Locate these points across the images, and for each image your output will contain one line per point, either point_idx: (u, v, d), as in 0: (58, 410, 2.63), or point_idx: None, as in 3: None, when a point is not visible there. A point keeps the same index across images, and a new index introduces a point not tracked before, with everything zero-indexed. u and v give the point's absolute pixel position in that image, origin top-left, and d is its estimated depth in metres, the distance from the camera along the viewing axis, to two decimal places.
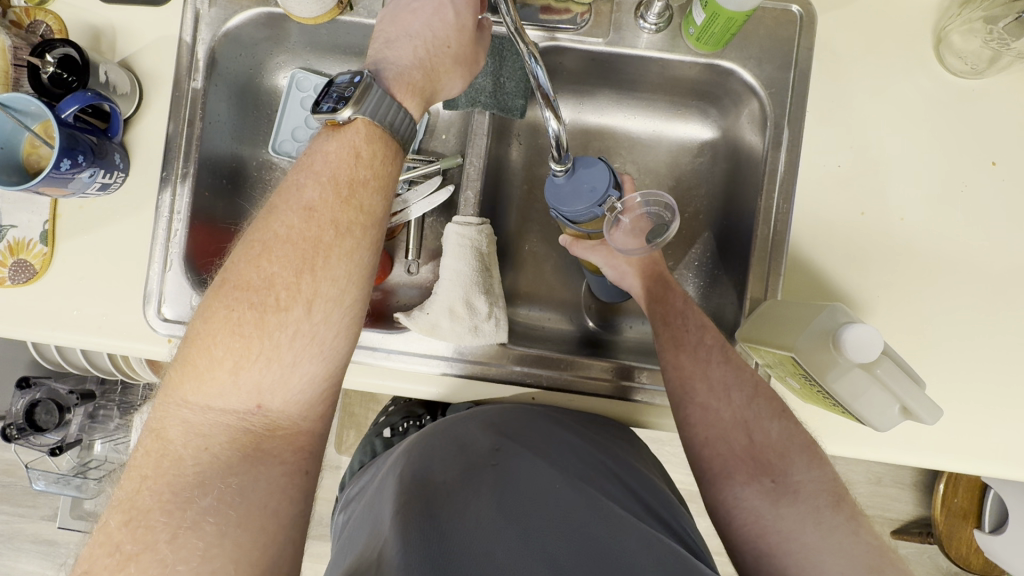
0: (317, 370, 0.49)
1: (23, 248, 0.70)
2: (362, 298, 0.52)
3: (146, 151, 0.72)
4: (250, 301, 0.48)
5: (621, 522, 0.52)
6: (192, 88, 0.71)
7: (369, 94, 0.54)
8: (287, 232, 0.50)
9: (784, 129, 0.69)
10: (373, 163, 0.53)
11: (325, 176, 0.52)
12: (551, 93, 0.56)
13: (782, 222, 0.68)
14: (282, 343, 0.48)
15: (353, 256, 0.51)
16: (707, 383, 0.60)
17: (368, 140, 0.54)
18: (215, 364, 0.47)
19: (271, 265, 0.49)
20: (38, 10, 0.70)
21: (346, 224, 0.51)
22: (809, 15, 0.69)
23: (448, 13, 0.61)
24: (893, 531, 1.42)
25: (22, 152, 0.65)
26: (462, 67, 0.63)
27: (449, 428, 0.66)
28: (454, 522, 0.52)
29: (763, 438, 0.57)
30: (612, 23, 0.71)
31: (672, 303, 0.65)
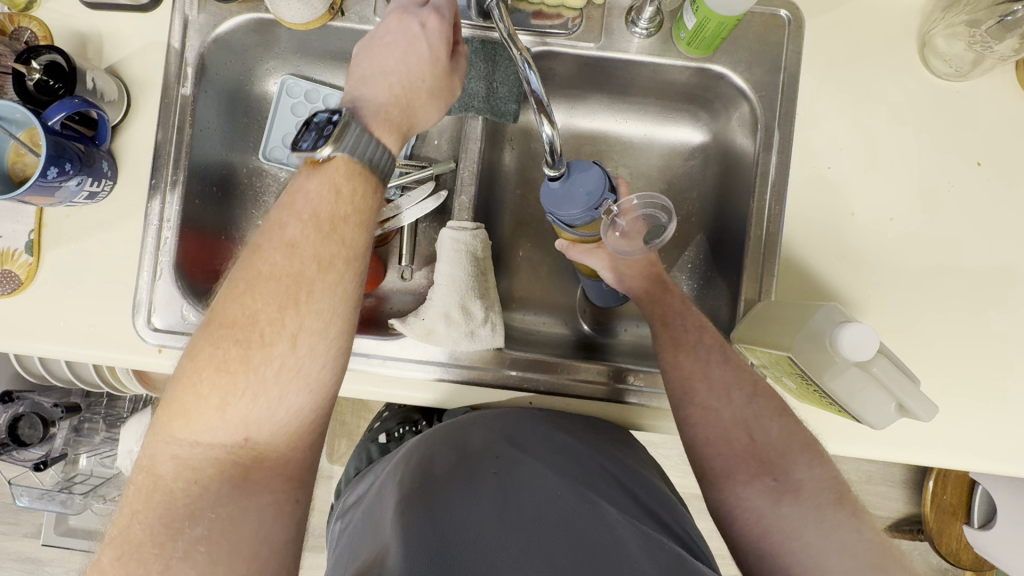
0: (303, 403, 0.49)
1: (8, 258, 0.69)
2: (348, 330, 0.51)
3: (134, 159, 0.71)
4: (236, 342, 0.48)
5: (627, 530, 0.52)
6: (181, 95, 0.70)
7: (347, 131, 0.54)
8: (270, 268, 0.49)
9: (774, 132, 0.70)
10: (354, 197, 0.53)
11: (307, 212, 0.51)
12: (544, 99, 0.55)
13: (774, 224, 0.69)
14: (266, 381, 0.47)
15: (338, 292, 0.50)
16: (706, 384, 0.60)
17: (348, 175, 0.53)
18: (200, 403, 0.47)
19: (255, 302, 0.49)
20: (22, 17, 0.69)
21: (329, 262, 0.50)
22: (797, 20, 0.70)
23: (421, 47, 0.59)
24: (886, 529, 1.43)
25: (8, 160, 0.63)
26: (438, 100, 0.61)
27: (450, 432, 0.65)
28: (457, 527, 0.51)
29: (763, 437, 0.58)
30: (603, 28, 0.71)
31: (670, 305, 0.65)
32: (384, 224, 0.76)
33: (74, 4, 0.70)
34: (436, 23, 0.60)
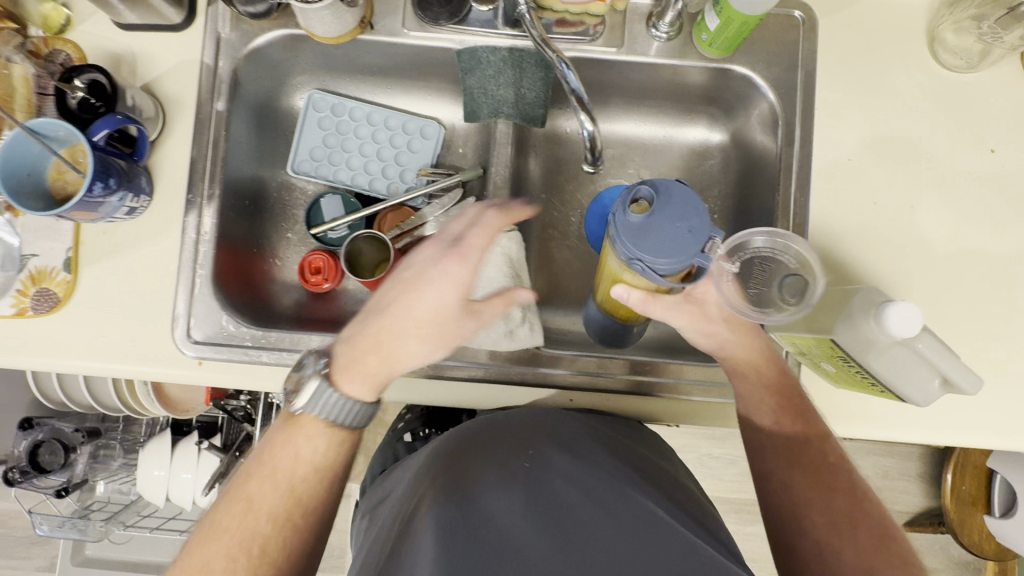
0: (277, 563, 0.52)
1: (45, 276, 0.69)
2: (327, 490, 0.56)
3: (169, 175, 0.71)
4: (239, 514, 0.53)
5: (660, 533, 0.51)
6: (216, 111, 0.72)
7: (323, 395, 0.55)
8: (230, 523, 0.52)
9: (795, 127, 0.72)
10: (316, 445, 0.56)
11: (269, 472, 0.54)
12: (584, 96, 0.58)
13: (800, 216, 0.71)
14: (267, 555, 0.52)
15: (326, 505, 0.56)
16: (804, 471, 0.59)
17: (309, 440, 0.55)
18: (200, 568, 0.51)
19: (214, 547, 0.51)
20: (56, 40, 0.70)
21: (325, 480, 0.56)
22: (811, 20, 0.73)
23: (434, 298, 0.55)
24: (904, 524, 1.44)
25: (48, 178, 0.64)
26: (432, 346, 0.56)
27: (479, 429, 0.65)
28: (487, 526, 0.51)
29: None
30: (625, 33, 0.74)
31: (801, 434, 0.61)
32: (414, 232, 0.79)
33: (107, 26, 0.72)
34: (478, 234, 0.56)
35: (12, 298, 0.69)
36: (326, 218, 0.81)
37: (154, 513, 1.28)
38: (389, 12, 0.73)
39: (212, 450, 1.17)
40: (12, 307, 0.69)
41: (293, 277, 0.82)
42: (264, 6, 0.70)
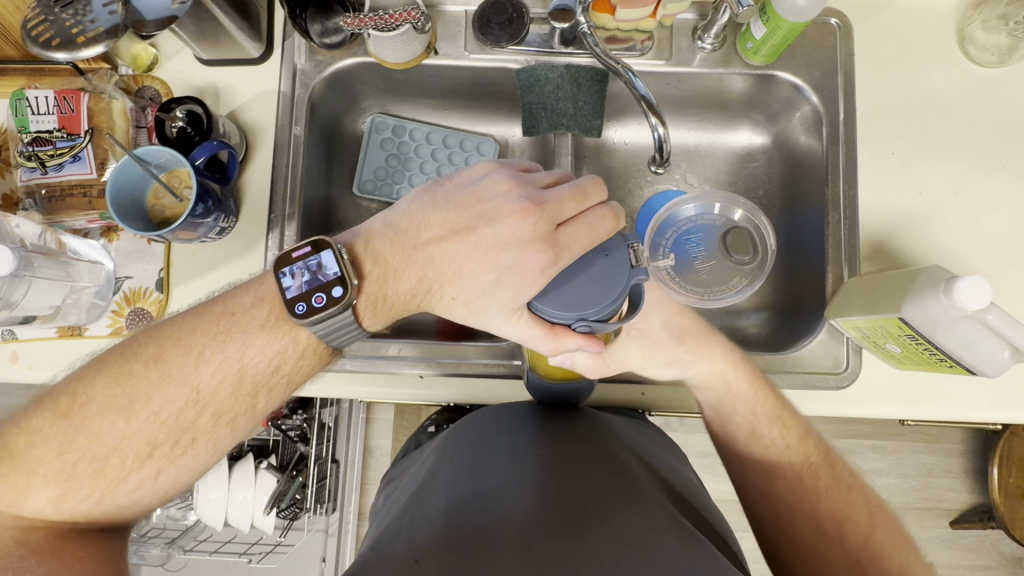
0: (160, 444, 0.52)
1: (140, 297, 0.73)
2: (246, 405, 0.54)
3: (252, 197, 0.76)
4: (119, 412, 0.51)
5: (667, 522, 0.54)
6: (294, 134, 0.76)
7: (336, 312, 0.54)
8: (150, 389, 0.52)
9: (838, 125, 0.76)
10: (261, 349, 0.54)
11: (198, 352, 0.53)
12: (652, 99, 0.67)
13: (850, 208, 0.75)
14: (126, 463, 0.51)
15: (221, 442, 0.54)
16: (830, 512, 0.65)
17: (261, 326, 0.54)
18: (64, 445, 0.51)
19: (118, 404, 0.51)
20: (146, 77, 0.75)
21: (231, 417, 0.54)
22: (846, 26, 0.78)
23: (485, 250, 0.57)
24: (951, 522, 1.41)
25: (147, 203, 0.69)
26: (458, 302, 0.58)
27: (496, 418, 0.69)
28: (503, 511, 0.54)
29: (867, 537, 0.64)
30: (672, 47, 0.79)
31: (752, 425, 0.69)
32: None
33: (191, 62, 0.77)
34: (582, 238, 0.55)
35: (108, 319, 0.72)
36: None
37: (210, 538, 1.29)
38: (451, 37, 0.78)
39: (270, 469, 1.16)
40: (109, 327, 0.71)
41: None
42: (338, 37, 0.75)
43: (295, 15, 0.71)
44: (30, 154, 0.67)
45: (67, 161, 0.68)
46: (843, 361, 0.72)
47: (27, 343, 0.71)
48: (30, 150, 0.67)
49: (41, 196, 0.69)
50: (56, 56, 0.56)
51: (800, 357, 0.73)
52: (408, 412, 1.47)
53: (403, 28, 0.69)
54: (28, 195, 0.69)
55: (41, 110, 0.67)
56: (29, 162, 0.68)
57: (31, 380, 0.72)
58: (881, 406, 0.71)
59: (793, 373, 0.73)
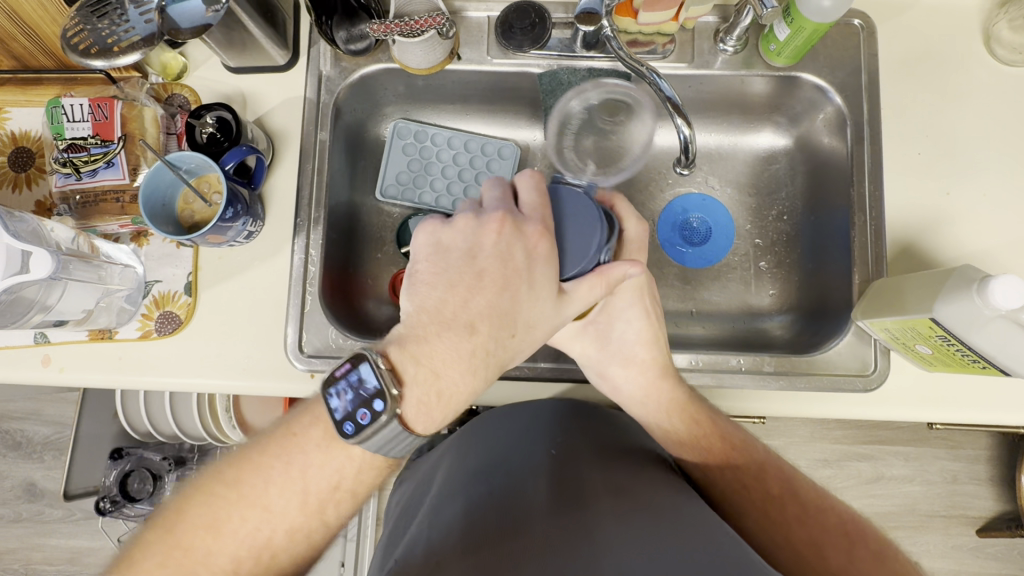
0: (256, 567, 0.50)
1: (169, 300, 0.74)
2: (326, 521, 0.52)
3: (279, 202, 0.77)
4: (203, 534, 0.49)
5: (682, 500, 0.55)
6: (319, 139, 0.77)
7: (388, 421, 0.49)
8: (223, 517, 0.49)
9: (863, 126, 0.76)
10: (328, 465, 0.51)
11: (266, 473, 0.50)
12: (678, 101, 0.67)
13: (877, 209, 0.74)
14: None
15: (298, 558, 0.52)
16: (753, 514, 0.62)
17: (324, 437, 0.51)
18: (160, 569, 0.48)
19: (195, 531, 0.49)
20: (175, 85, 0.77)
21: (305, 534, 0.51)
22: (870, 26, 0.78)
23: (518, 284, 0.53)
24: (978, 530, 1.38)
25: (177, 209, 0.70)
26: (528, 341, 0.55)
27: (499, 421, 0.70)
28: (517, 500, 0.55)
29: (816, 512, 0.60)
30: (694, 49, 0.79)
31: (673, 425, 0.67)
32: None
33: (219, 70, 0.78)
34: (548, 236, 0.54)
35: (138, 322, 0.73)
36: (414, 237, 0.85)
37: None
38: (474, 43, 0.79)
39: None
40: (139, 330, 0.72)
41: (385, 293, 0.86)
42: (363, 44, 0.76)
43: (320, 23, 0.72)
44: (65, 160, 0.69)
45: (101, 167, 0.69)
46: (871, 363, 0.72)
47: (59, 345, 0.72)
48: (65, 156, 0.69)
49: (75, 201, 0.70)
50: (94, 63, 0.58)
51: (827, 360, 0.72)
52: None
53: (427, 33, 0.70)
54: (63, 200, 0.70)
55: (76, 118, 0.69)
56: (64, 168, 0.69)
57: (63, 383, 0.73)
58: (911, 408, 0.70)
59: (820, 376, 0.72)
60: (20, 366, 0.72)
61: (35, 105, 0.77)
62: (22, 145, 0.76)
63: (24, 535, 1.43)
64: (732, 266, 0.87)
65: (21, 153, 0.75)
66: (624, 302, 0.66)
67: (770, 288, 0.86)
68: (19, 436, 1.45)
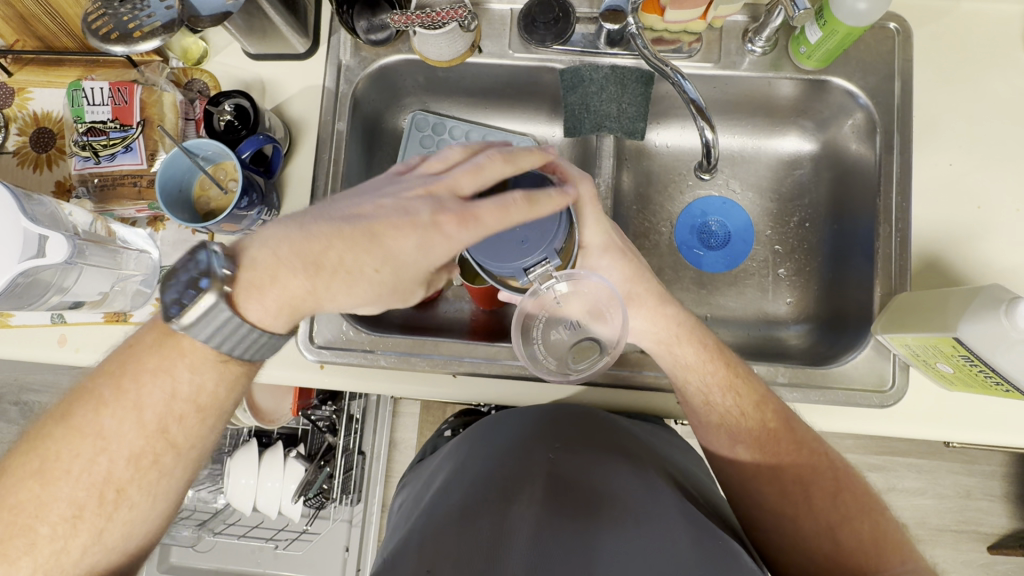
0: (100, 496, 0.48)
1: None
2: (178, 442, 0.51)
3: (295, 191, 0.77)
4: (32, 480, 0.47)
5: (686, 526, 0.54)
6: (336, 129, 0.77)
7: (215, 309, 0.49)
8: (59, 448, 0.48)
9: (893, 134, 0.73)
10: (168, 383, 0.50)
11: (102, 396, 0.49)
12: (703, 103, 0.65)
13: (903, 220, 0.72)
14: (57, 532, 0.47)
15: (155, 490, 0.50)
16: (749, 445, 0.63)
17: (157, 351, 0.50)
18: None
19: (33, 465, 0.48)
20: (194, 70, 0.76)
21: (151, 458, 0.50)
22: (906, 30, 0.75)
23: (412, 223, 0.51)
24: (989, 547, 1.36)
25: (193, 194, 0.70)
26: (389, 291, 0.53)
27: (502, 421, 0.69)
28: (515, 511, 0.54)
29: (822, 464, 0.62)
30: (721, 49, 0.77)
31: (694, 372, 0.65)
32: None
33: (238, 56, 0.78)
34: (493, 215, 0.51)
35: (152, 306, 0.73)
36: None
37: (242, 520, 1.33)
38: (496, 36, 0.78)
39: (299, 458, 1.17)
40: (153, 314, 0.73)
41: None
42: (384, 35, 0.75)
43: (341, 12, 0.72)
44: (84, 144, 0.69)
45: (119, 151, 0.69)
46: (889, 379, 0.70)
47: (76, 326, 0.74)
48: (85, 140, 0.69)
49: (92, 184, 0.70)
50: (114, 49, 0.58)
51: (844, 373, 0.71)
52: (434, 408, 1.49)
53: (449, 26, 0.69)
54: (81, 182, 0.70)
55: (96, 101, 0.69)
56: (83, 151, 0.69)
57: (77, 362, 0.74)
58: (929, 426, 0.69)
59: (836, 390, 0.70)
60: (35, 345, 0.73)
61: (56, 85, 0.77)
62: (43, 126, 0.76)
63: None
64: (749, 271, 0.86)
65: (42, 134, 0.76)
66: (597, 251, 0.66)
67: (788, 296, 0.84)
68: (37, 408, 1.48)
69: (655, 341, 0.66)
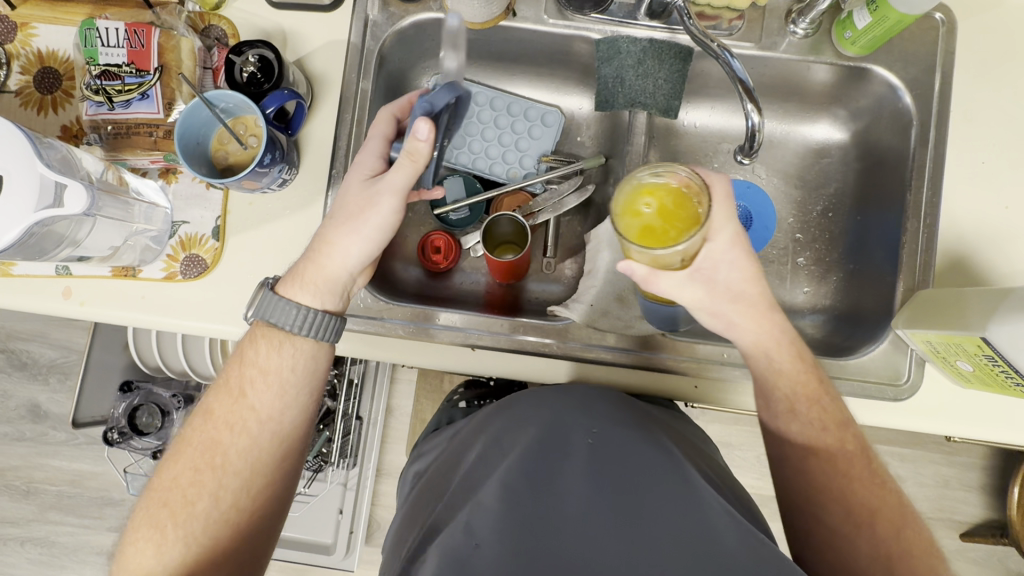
0: (214, 469, 0.58)
1: (196, 243, 0.71)
2: (260, 410, 0.60)
3: (315, 150, 0.74)
4: (175, 460, 0.59)
5: (726, 519, 0.53)
6: (360, 88, 0.74)
7: (277, 305, 0.61)
8: (188, 435, 0.59)
9: (929, 128, 0.72)
10: (254, 364, 0.61)
11: (214, 389, 0.61)
12: (750, 82, 0.63)
13: (931, 217, 0.72)
14: (190, 502, 0.56)
15: (253, 455, 0.59)
16: (825, 462, 0.61)
17: (246, 348, 0.62)
18: (151, 508, 0.57)
19: (173, 455, 0.59)
20: (212, 15, 0.72)
21: (241, 425, 0.59)
22: (951, 20, 0.73)
23: (355, 177, 0.63)
24: (961, 534, 1.41)
25: (211, 148, 0.67)
26: (351, 229, 0.61)
27: (535, 403, 0.68)
28: (555, 496, 0.54)
29: (892, 500, 0.60)
30: (763, 28, 0.75)
31: (791, 384, 0.63)
32: (533, 217, 0.83)
33: (259, 3, 0.74)
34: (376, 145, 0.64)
35: (163, 263, 0.71)
36: (448, 200, 0.85)
37: None
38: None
39: None
40: (163, 271, 0.71)
41: (413, 254, 0.85)
42: None
43: None
44: (97, 88, 0.65)
45: (134, 98, 0.65)
46: (903, 373, 0.71)
47: (82, 279, 0.71)
48: (98, 83, 0.65)
49: (105, 131, 0.66)
50: None
51: (860, 365, 0.71)
52: (431, 376, 1.48)
53: None
54: (93, 129, 0.66)
55: (110, 43, 0.65)
56: (96, 96, 0.65)
57: (82, 316, 0.72)
58: (939, 421, 0.70)
59: (851, 381, 0.71)
60: (38, 296, 0.70)
61: (62, 22, 0.72)
62: (48, 65, 0.72)
63: (27, 454, 1.45)
64: (769, 259, 0.84)
65: (46, 74, 0.72)
66: (725, 243, 0.60)
67: (805, 285, 0.83)
68: (25, 356, 1.45)
69: (758, 344, 0.63)
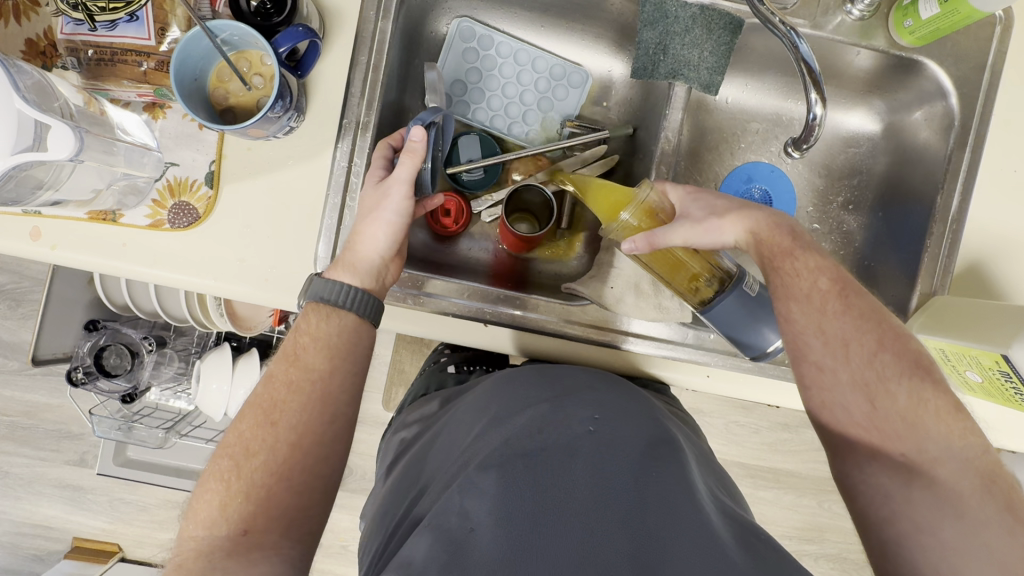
0: (274, 431, 0.54)
1: (186, 189, 0.64)
2: (319, 375, 0.56)
3: (325, 95, 0.66)
4: (239, 424, 0.55)
5: (725, 522, 0.48)
6: (378, 29, 0.66)
7: (318, 285, 0.58)
8: (251, 398, 0.56)
9: (970, 131, 0.70)
10: (313, 328, 0.58)
11: (275, 356, 0.58)
12: (815, 66, 0.59)
13: (957, 223, 0.71)
14: (254, 462, 0.52)
15: (313, 417, 0.55)
16: (811, 305, 0.57)
17: (305, 320, 0.58)
18: (218, 471, 0.53)
19: (236, 419, 0.56)
20: None
21: (301, 386, 0.56)
22: (1008, 19, 0.70)
23: (372, 178, 0.62)
24: None
25: (209, 85, 0.59)
26: (377, 219, 0.60)
27: (559, 380, 0.61)
28: (559, 490, 0.47)
29: (883, 325, 0.56)
30: (818, 5, 0.70)
31: (778, 240, 0.59)
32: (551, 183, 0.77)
33: None
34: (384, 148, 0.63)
35: (148, 208, 0.64)
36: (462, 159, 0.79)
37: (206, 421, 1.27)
38: None
39: None
40: (148, 218, 0.63)
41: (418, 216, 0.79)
42: None
43: None
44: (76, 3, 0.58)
45: (121, 19, 0.58)
46: None
47: (54, 220, 0.63)
48: None
49: (85, 55, 0.59)
50: None
51: None
52: None
53: None
54: (71, 52, 0.59)
55: None
56: (74, 12, 0.58)
57: (53, 261, 0.64)
58: None
59: None
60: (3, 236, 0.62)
61: None
62: None
63: None
64: None
65: None
66: (681, 191, 0.64)
67: None
68: None
69: (745, 230, 0.61)
